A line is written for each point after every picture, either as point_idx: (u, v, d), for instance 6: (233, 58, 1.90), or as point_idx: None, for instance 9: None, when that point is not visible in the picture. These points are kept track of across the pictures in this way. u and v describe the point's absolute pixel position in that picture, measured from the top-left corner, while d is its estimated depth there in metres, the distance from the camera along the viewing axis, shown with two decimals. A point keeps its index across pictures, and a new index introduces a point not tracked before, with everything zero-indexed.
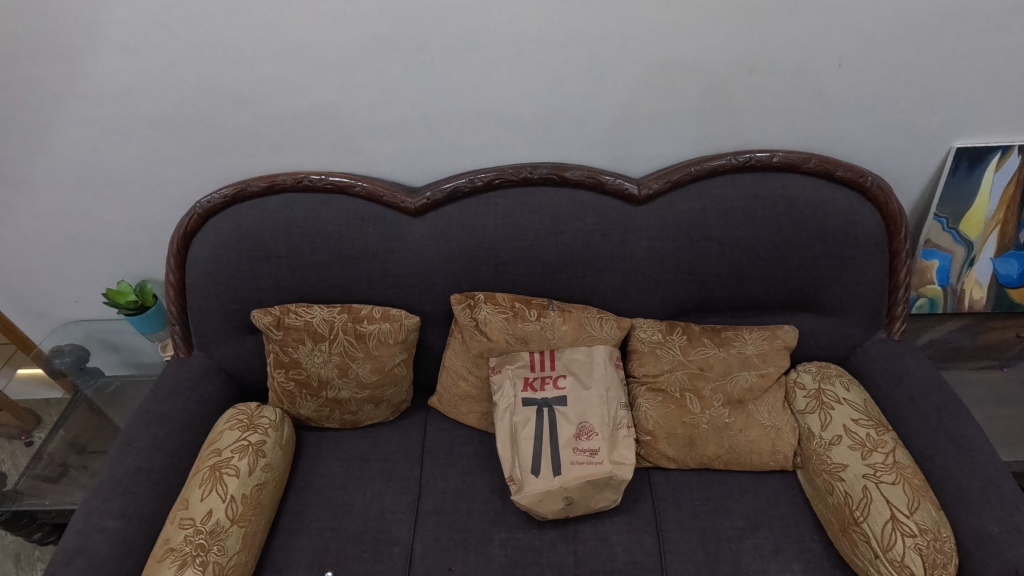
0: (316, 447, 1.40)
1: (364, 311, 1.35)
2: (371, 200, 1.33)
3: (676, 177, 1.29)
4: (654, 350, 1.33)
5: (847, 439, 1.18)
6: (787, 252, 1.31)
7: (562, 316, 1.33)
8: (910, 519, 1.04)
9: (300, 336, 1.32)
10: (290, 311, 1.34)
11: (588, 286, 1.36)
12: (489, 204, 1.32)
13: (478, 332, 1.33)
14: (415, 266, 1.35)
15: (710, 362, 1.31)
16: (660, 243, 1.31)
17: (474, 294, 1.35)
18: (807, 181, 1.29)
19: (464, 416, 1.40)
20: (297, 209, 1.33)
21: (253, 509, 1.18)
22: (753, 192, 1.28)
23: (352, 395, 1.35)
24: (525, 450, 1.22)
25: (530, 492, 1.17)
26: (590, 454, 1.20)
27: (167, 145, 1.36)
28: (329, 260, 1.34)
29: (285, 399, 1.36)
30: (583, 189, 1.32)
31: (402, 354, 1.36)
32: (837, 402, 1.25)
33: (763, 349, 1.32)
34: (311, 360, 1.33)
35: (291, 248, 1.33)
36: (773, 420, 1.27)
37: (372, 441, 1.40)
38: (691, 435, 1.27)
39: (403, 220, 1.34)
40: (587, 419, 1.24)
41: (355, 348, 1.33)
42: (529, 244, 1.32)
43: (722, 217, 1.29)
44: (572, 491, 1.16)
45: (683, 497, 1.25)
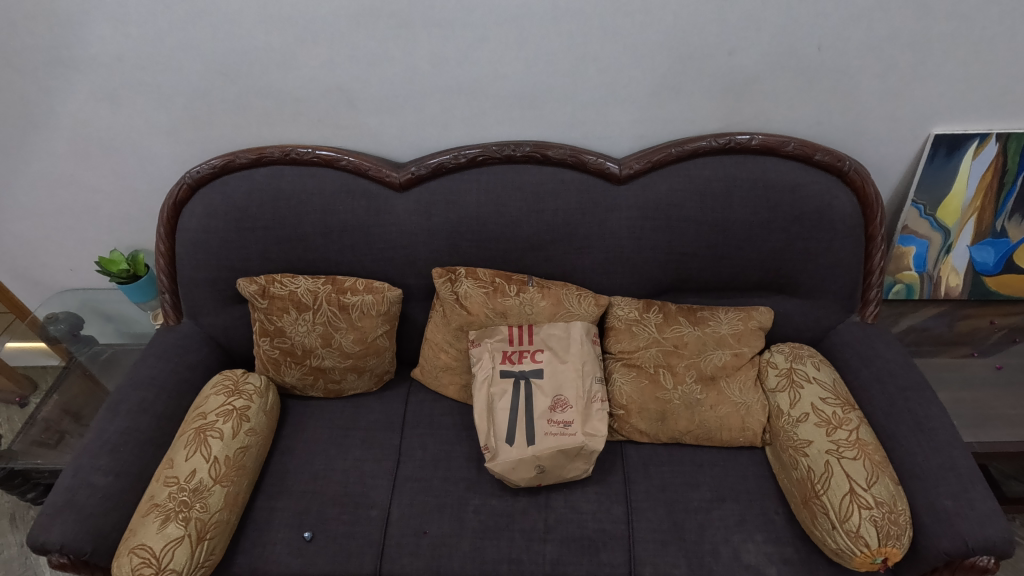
0: (300, 415, 1.43)
1: (347, 283, 1.37)
2: (358, 174, 1.36)
3: (656, 158, 1.31)
4: (630, 327, 1.35)
5: (814, 416, 1.21)
6: (764, 234, 1.33)
7: (541, 292, 1.35)
8: (867, 492, 1.08)
9: (284, 305, 1.35)
10: (274, 281, 1.36)
11: (567, 264, 1.39)
12: (472, 180, 1.35)
13: (459, 306, 1.36)
14: (398, 240, 1.38)
15: (685, 340, 1.33)
16: (640, 222, 1.33)
17: (456, 268, 1.38)
18: (785, 164, 1.31)
19: (445, 387, 1.43)
20: (284, 182, 1.36)
21: (236, 470, 1.22)
22: (732, 174, 1.31)
23: (336, 364, 1.39)
24: (500, 420, 1.26)
25: (503, 461, 1.21)
26: (564, 425, 1.23)
27: (158, 116, 1.38)
28: (315, 231, 1.37)
29: (270, 367, 1.40)
30: (565, 167, 1.35)
31: (384, 326, 1.39)
32: (806, 381, 1.28)
33: (738, 329, 1.34)
34: (296, 330, 1.36)
35: (278, 221, 1.36)
36: (743, 397, 1.30)
37: (355, 410, 1.44)
38: (663, 410, 1.30)
39: (388, 194, 1.36)
40: (562, 392, 1.28)
41: (338, 318, 1.36)
42: (510, 221, 1.34)
43: (700, 198, 1.31)
44: (544, 460, 1.20)
45: (653, 469, 1.28)
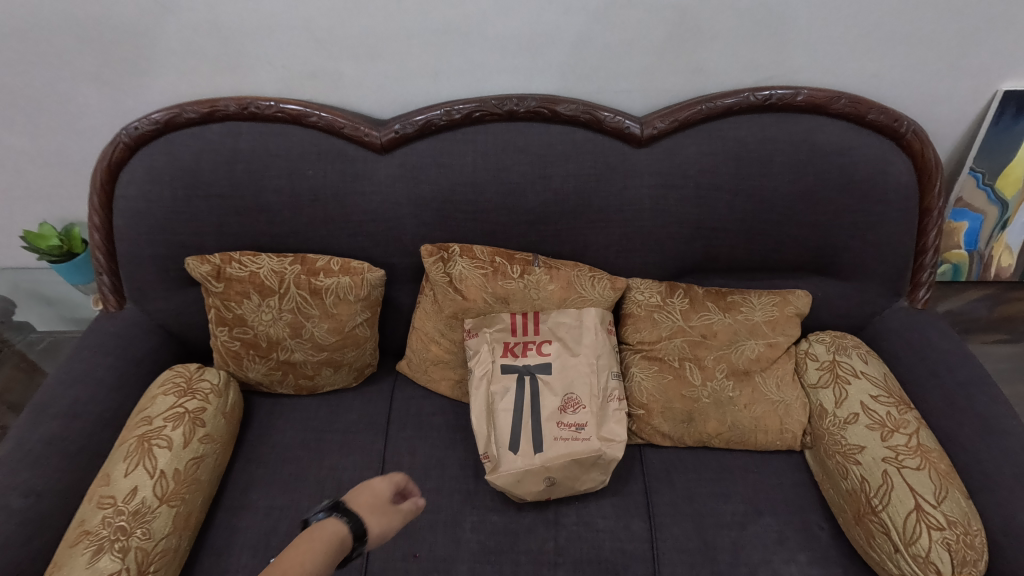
0: (267, 415, 1.23)
1: (320, 262, 1.16)
2: (330, 132, 1.14)
3: (684, 115, 1.11)
4: (652, 314, 1.17)
5: (864, 417, 1.05)
6: (809, 206, 1.14)
7: (549, 273, 1.15)
8: (937, 510, 0.92)
9: (244, 289, 1.13)
10: (232, 260, 1.13)
11: (578, 240, 1.19)
12: (467, 140, 1.14)
13: (452, 289, 1.15)
14: (381, 211, 1.17)
15: (714, 328, 1.15)
16: (665, 191, 1.14)
17: (449, 246, 1.17)
18: (835, 124, 1.12)
19: (435, 383, 1.25)
20: (240, 141, 1.13)
21: (188, 485, 1.03)
22: (772, 136, 1.11)
23: (307, 357, 1.19)
24: (501, 424, 1.08)
25: (506, 472, 1.03)
26: (576, 429, 1.07)
27: (87, 60, 1.14)
28: (281, 201, 1.16)
29: (230, 360, 1.19)
30: (576, 125, 1.14)
31: (365, 313, 1.19)
32: (853, 376, 1.12)
33: (772, 316, 1.17)
34: (258, 318, 1.14)
35: (235, 187, 1.14)
36: (782, 395, 1.13)
37: (331, 409, 1.24)
38: (689, 410, 1.12)
39: (367, 156, 1.15)
40: (574, 389, 1.10)
41: (309, 304, 1.15)
42: (512, 189, 1.14)
43: (735, 164, 1.12)
44: (555, 471, 1.03)
45: (678, 478, 1.11)
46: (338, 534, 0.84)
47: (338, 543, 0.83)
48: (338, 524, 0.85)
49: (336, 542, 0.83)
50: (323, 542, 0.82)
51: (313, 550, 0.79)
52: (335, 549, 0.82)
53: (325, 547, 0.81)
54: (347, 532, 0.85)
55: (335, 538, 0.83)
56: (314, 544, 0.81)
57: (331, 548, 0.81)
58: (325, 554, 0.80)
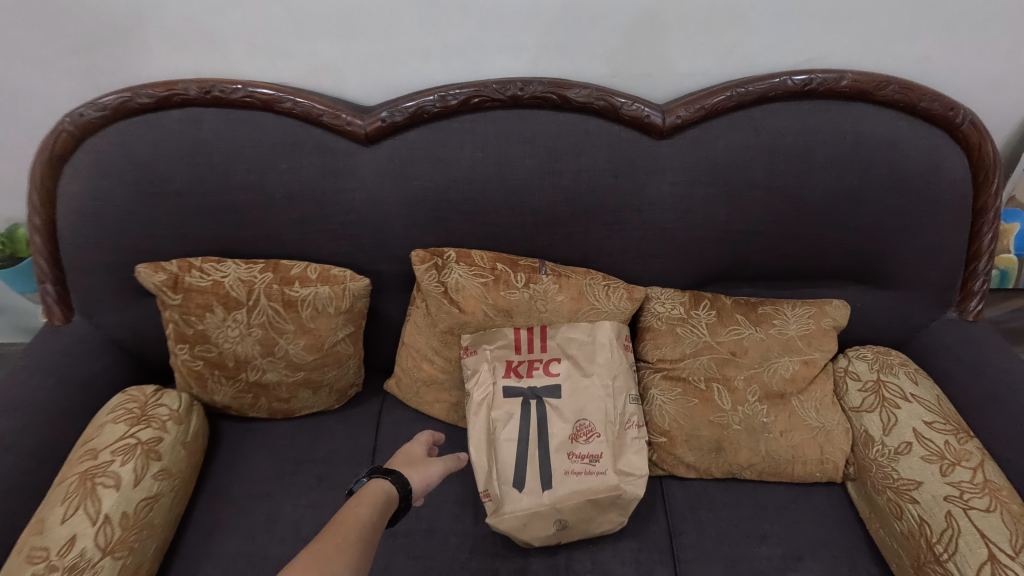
0: (236, 443, 1.08)
1: (295, 270, 1.01)
2: (306, 121, 0.99)
3: (712, 102, 0.97)
4: (674, 329, 1.03)
5: (919, 448, 0.92)
6: (851, 206, 1.01)
7: (558, 282, 1.01)
8: (1015, 561, 0.79)
9: (206, 301, 0.97)
10: (192, 268, 0.97)
11: (590, 244, 1.05)
12: (465, 130, 0.99)
13: (447, 300, 1.01)
14: (366, 212, 1.02)
15: (744, 345, 1.02)
16: (690, 189, 1.00)
17: (444, 250, 1.02)
18: (884, 113, 0.98)
19: (428, 406, 1.10)
20: (202, 130, 0.98)
21: (137, 531, 0.87)
22: (813, 126, 0.98)
23: (281, 378, 1.04)
24: (504, 457, 0.94)
25: (509, 514, 0.90)
26: (590, 461, 0.93)
27: (16, 34, 0.96)
28: (250, 199, 1.01)
29: (193, 382, 1.04)
30: (590, 114, 0.99)
31: (347, 327, 1.04)
32: (902, 399, 0.98)
33: (808, 331, 1.04)
34: (223, 334, 0.99)
35: (197, 184, 0.99)
36: (821, 420, 1.00)
37: (310, 436, 1.10)
38: (717, 438, 0.99)
39: (349, 148, 1.00)
40: (586, 415, 0.96)
41: (282, 319, 1.00)
42: (517, 186, 1.00)
43: (771, 158, 0.98)
44: (568, 513, 0.90)
45: (705, 516, 0.97)
46: (385, 491, 0.82)
47: (388, 500, 0.81)
48: (381, 482, 0.83)
49: (385, 499, 0.80)
50: (371, 502, 0.79)
51: (364, 510, 0.77)
52: (385, 506, 0.80)
53: (376, 506, 0.78)
54: (392, 488, 0.83)
55: (383, 496, 0.81)
56: (363, 505, 0.78)
57: (383, 505, 0.79)
58: (377, 512, 0.78)
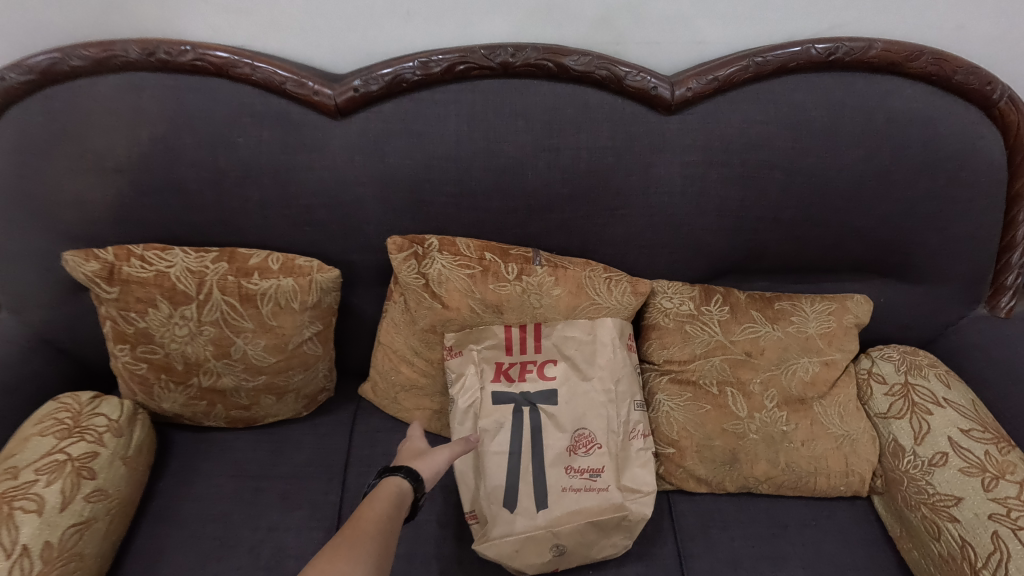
0: (188, 456, 0.96)
1: (253, 259, 0.88)
2: (267, 89, 0.86)
3: (726, 72, 0.86)
4: (682, 327, 0.93)
5: (956, 459, 0.82)
6: (879, 190, 0.91)
7: (554, 274, 0.89)
8: None
9: (148, 295, 0.84)
10: (131, 256, 0.84)
11: (589, 233, 0.94)
12: (448, 102, 0.87)
13: (429, 294, 0.89)
14: (336, 194, 0.90)
15: (760, 345, 0.91)
16: (701, 170, 0.90)
17: (425, 237, 0.89)
18: (914, 88, 0.87)
19: (407, 414, 0.99)
20: (144, 99, 0.84)
21: (63, 564, 0.74)
22: (838, 101, 0.87)
23: (239, 383, 0.91)
24: (493, 472, 0.83)
25: (499, 539, 0.78)
26: (590, 476, 0.82)
27: None
28: (203, 179, 0.88)
29: (138, 388, 0.91)
30: (589, 85, 0.87)
31: (315, 325, 0.92)
32: (935, 404, 0.89)
33: (829, 329, 0.93)
34: (169, 334, 0.86)
35: (142, 161, 0.87)
36: (846, 428, 0.90)
37: (273, 447, 0.97)
38: (732, 449, 0.88)
39: (316, 121, 0.87)
40: (586, 424, 0.85)
41: (238, 315, 0.87)
42: (507, 166, 0.89)
43: (793, 136, 0.88)
44: (566, 539, 0.79)
45: (718, 536, 0.87)
46: (395, 485, 0.69)
47: (401, 495, 0.68)
48: (388, 478, 0.70)
49: (396, 494, 0.68)
50: (384, 498, 0.67)
51: (378, 506, 0.65)
52: (400, 501, 0.68)
53: (389, 502, 0.66)
54: (403, 482, 0.70)
55: (393, 492, 0.68)
56: (375, 502, 0.66)
57: (396, 501, 0.67)
58: (394, 507, 0.66)
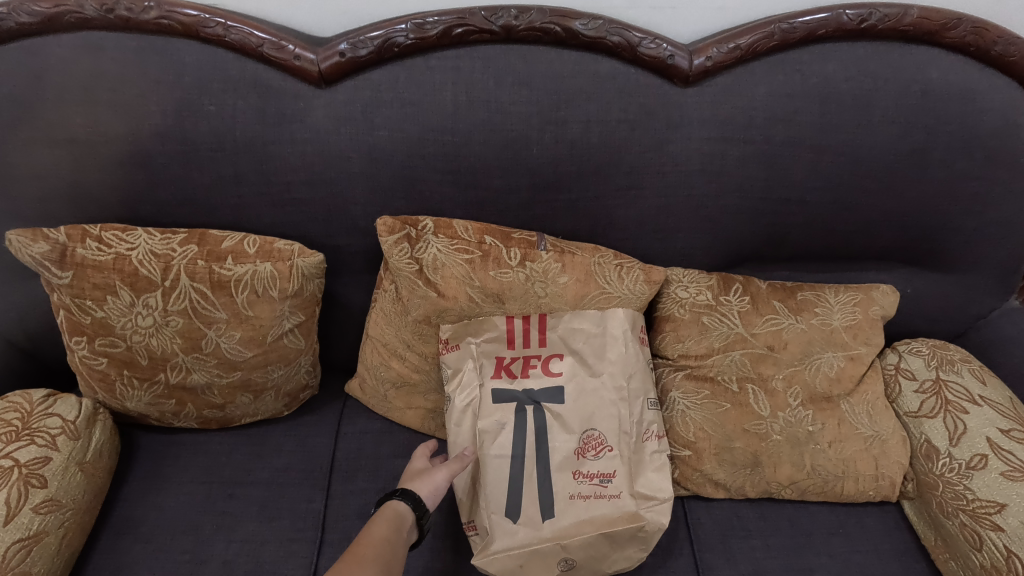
0: (156, 460, 0.87)
1: (227, 243, 0.79)
2: (242, 52, 0.76)
3: (749, 40, 0.78)
4: (699, 318, 0.85)
5: (997, 462, 0.76)
6: (912, 170, 0.84)
7: (561, 260, 0.81)
8: None
9: (106, 280, 0.76)
10: (87, 237, 0.75)
11: (598, 216, 0.87)
12: (443, 70, 0.78)
13: (422, 282, 0.80)
14: (320, 171, 0.82)
15: (783, 338, 0.84)
16: (722, 148, 0.82)
17: (419, 219, 0.81)
18: (951, 59, 0.80)
19: (399, 413, 0.91)
20: (101, 60, 0.74)
21: None
22: (871, 73, 0.80)
23: (212, 380, 0.83)
24: (493, 478, 0.75)
25: (500, 553, 0.71)
26: (600, 482, 0.75)
27: None
28: (170, 152, 0.79)
29: (98, 386, 0.82)
30: (599, 53, 0.79)
31: (296, 316, 0.83)
32: (970, 402, 0.82)
33: (853, 321, 0.86)
34: (131, 324, 0.77)
35: (101, 131, 0.77)
36: (875, 428, 0.83)
37: (251, 450, 0.89)
38: (753, 451, 0.81)
39: (296, 90, 0.78)
40: (595, 424, 0.77)
41: (209, 305, 0.78)
42: (509, 141, 0.81)
43: (821, 111, 0.81)
44: (575, 552, 0.72)
45: (739, 547, 0.80)
46: (392, 509, 0.69)
47: (399, 518, 0.69)
48: (386, 504, 0.71)
49: (393, 518, 0.69)
50: (383, 523, 0.68)
51: (378, 530, 0.67)
52: (400, 524, 0.68)
53: (387, 526, 0.67)
54: (401, 504, 0.70)
55: (389, 516, 0.69)
56: (373, 527, 0.67)
57: (395, 524, 0.68)
58: (393, 531, 0.67)
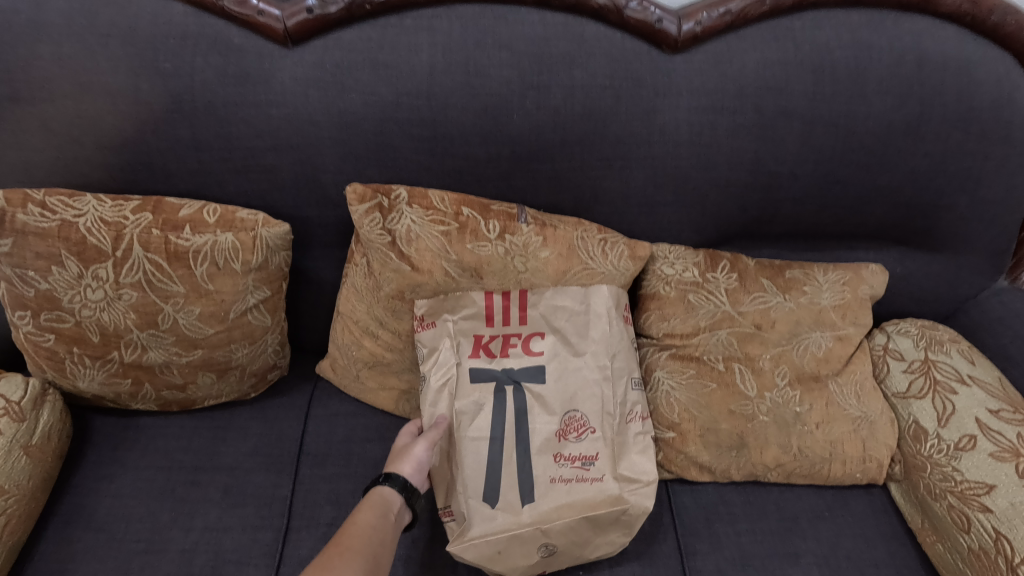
0: (110, 443, 0.81)
1: (185, 211, 0.74)
2: (202, 7, 0.71)
3: (741, 5, 0.74)
4: (685, 296, 0.82)
5: (985, 443, 0.74)
6: (906, 144, 0.81)
7: (542, 233, 0.77)
8: None
9: (51, 250, 0.70)
10: (30, 203, 0.70)
11: (582, 189, 0.83)
12: (419, 29, 0.74)
13: (395, 254, 0.76)
14: (287, 136, 0.77)
15: (771, 317, 0.81)
16: (711, 119, 0.79)
17: (392, 188, 0.76)
18: (947, 29, 0.77)
19: (372, 395, 0.87)
20: (46, 11, 0.69)
21: None
22: (868, 41, 0.77)
23: (171, 358, 0.77)
24: (471, 462, 0.71)
25: (478, 540, 0.68)
26: (582, 464, 0.72)
27: None
28: (122, 113, 0.74)
29: (47, 364, 0.77)
30: (585, 15, 0.75)
31: (261, 291, 0.78)
32: (959, 382, 0.80)
33: (843, 301, 0.84)
34: (80, 298, 0.72)
35: (46, 87, 0.71)
36: (863, 409, 0.81)
37: (213, 433, 0.84)
38: (739, 433, 0.79)
39: (261, 48, 0.73)
40: (578, 405, 0.74)
41: (165, 277, 0.73)
42: (488, 108, 0.76)
43: (813, 80, 0.78)
44: (556, 537, 0.69)
45: (724, 532, 0.78)
46: (378, 495, 0.66)
47: (386, 504, 0.65)
48: (372, 490, 0.67)
49: (379, 504, 0.65)
50: (370, 509, 0.64)
51: (365, 517, 0.63)
52: (387, 509, 0.65)
53: (373, 513, 0.64)
54: (387, 489, 0.67)
55: (374, 502, 0.65)
56: (359, 514, 0.64)
57: (381, 510, 0.65)
58: (381, 517, 0.64)
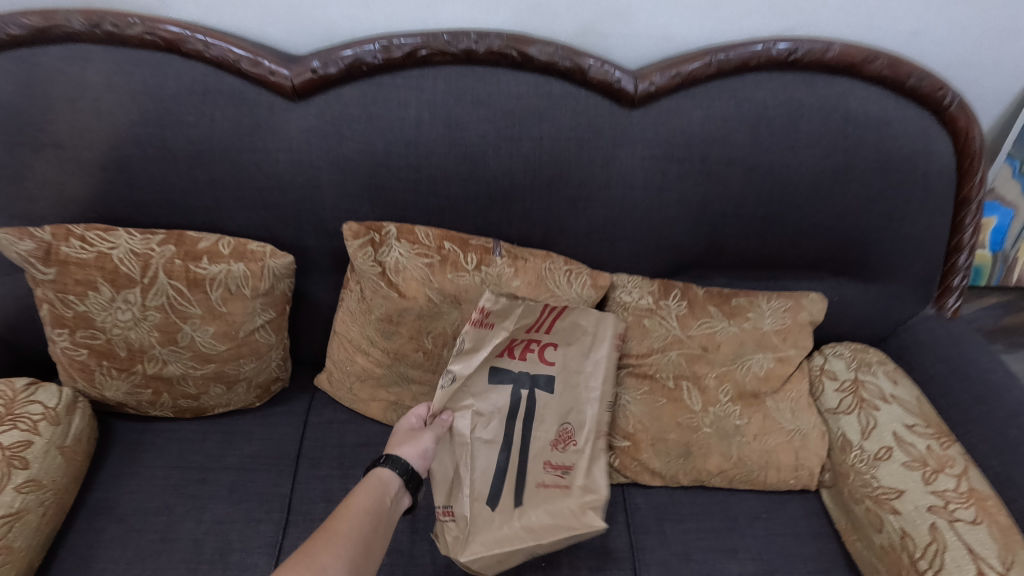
0: (131, 445, 0.92)
1: (203, 243, 0.85)
2: (221, 67, 0.82)
3: (688, 69, 0.86)
4: (642, 321, 0.93)
5: (900, 453, 0.84)
6: (835, 190, 0.93)
7: (513, 265, 0.88)
8: None
9: (88, 277, 0.81)
10: (71, 236, 0.81)
11: (551, 225, 0.94)
12: (408, 87, 0.85)
13: (385, 283, 0.87)
14: (293, 178, 0.88)
15: (717, 340, 0.92)
16: (663, 166, 0.90)
17: (383, 225, 0.88)
18: (870, 90, 0.89)
19: (364, 404, 0.97)
20: (87, 72, 0.80)
21: None
22: (801, 100, 0.88)
23: (187, 371, 0.88)
24: (480, 464, 0.78)
25: (480, 543, 0.76)
26: (561, 472, 0.85)
27: None
28: (151, 157, 0.85)
29: (79, 375, 0.88)
30: (553, 75, 0.86)
31: (267, 313, 0.89)
32: (882, 400, 0.91)
33: (784, 325, 0.94)
34: (111, 318, 0.83)
35: (85, 136, 0.83)
36: (797, 423, 0.92)
37: (222, 437, 0.95)
38: (686, 442, 0.90)
39: (270, 102, 0.84)
40: (569, 419, 0.86)
41: (185, 300, 0.84)
42: (468, 156, 0.88)
43: (752, 133, 0.89)
44: (542, 547, 0.80)
45: (671, 529, 0.88)
46: (377, 479, 0.73)
47: (382, 488, 0.73)
48: (372, 472, 0.75)
49: (376, 488, 0.72)
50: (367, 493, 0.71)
51: (360, 500, 0.70)
52: (382, 494, 0.72)
53: (369, 496, 0.71)
54: (387, 470, 0.74)
55: (372, 486, 0.72)
56: (357, 497, 0.71)
57: (377, 494, 0.72)
58: (375, 501, 0.71)
